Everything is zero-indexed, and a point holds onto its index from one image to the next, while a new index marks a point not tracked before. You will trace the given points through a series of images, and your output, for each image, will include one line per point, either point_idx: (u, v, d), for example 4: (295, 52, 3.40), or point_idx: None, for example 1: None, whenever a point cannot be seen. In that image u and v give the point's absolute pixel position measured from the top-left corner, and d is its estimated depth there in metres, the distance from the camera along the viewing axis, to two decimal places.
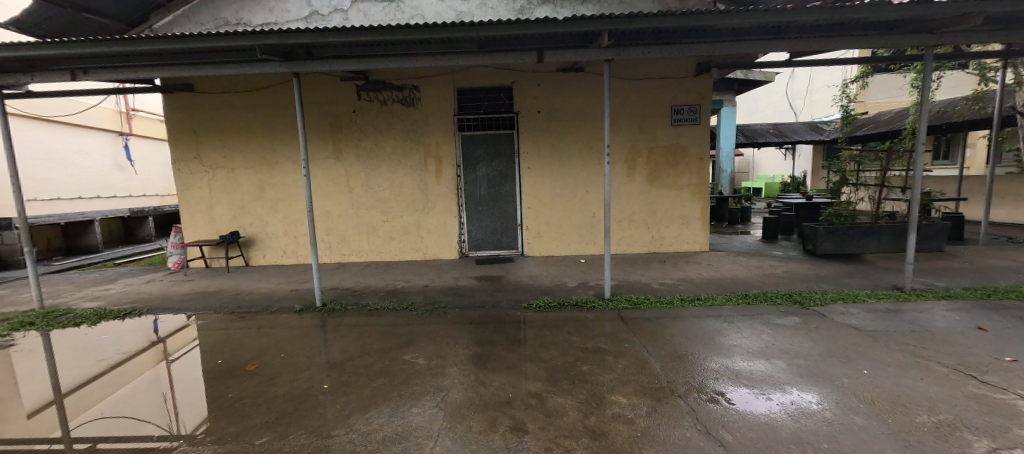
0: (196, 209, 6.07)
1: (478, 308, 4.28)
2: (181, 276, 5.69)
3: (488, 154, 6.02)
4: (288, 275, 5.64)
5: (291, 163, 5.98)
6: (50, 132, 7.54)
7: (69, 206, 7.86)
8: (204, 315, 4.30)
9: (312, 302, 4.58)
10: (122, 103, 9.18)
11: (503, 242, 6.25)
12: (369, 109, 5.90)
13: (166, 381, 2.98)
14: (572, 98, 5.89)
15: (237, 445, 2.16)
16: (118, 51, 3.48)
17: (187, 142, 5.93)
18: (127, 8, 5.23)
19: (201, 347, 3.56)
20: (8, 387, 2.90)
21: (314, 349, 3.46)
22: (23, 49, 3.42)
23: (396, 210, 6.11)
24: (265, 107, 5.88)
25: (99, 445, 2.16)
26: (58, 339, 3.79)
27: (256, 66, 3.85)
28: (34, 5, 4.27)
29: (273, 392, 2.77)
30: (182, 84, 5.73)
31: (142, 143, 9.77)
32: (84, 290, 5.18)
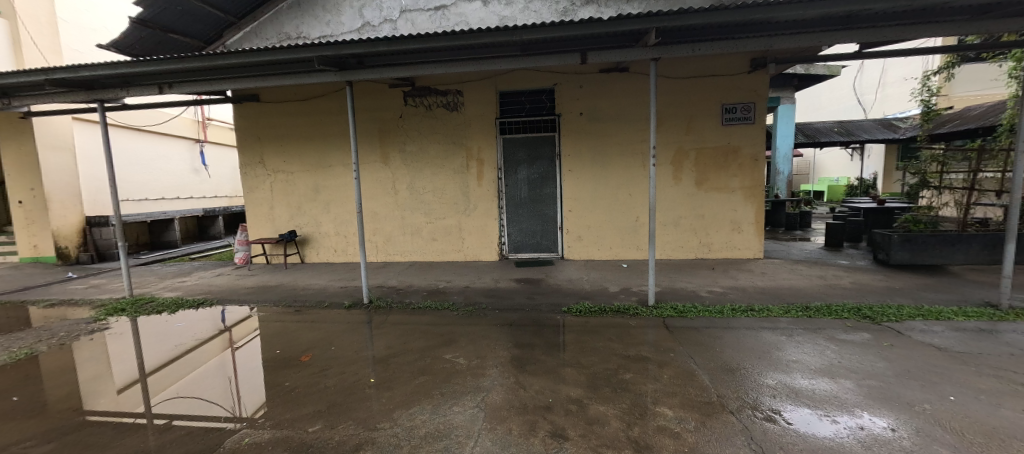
0: (258, 209, 6.58)
1: (517, 311, 4.27)
2: (245, 271, 6.19)
3: (529, 157, 6.03)
4: (339, 272, 5.96)
5: (343, 167, 6.33)
6: (139, 139, 8.49)
7: (153, 205, 8.78)
8: (264, 307, 4.64)
9: (359, 298, 4.80)
10: (199, 113, 10.20)
11: (542, 244, 6.22)
12: (415, 114, 6.12)
13: (230, 366, 3.26)
14: (615, 99, 5.75)
15: (293, 431, 2.31)
16: (197, 67, 3.85)
17: (252, 148, 6.46)
18: (204, 28, 5.81)
19: (261, 337, 3.86)
20: (103, 366, 3.29)
21: (360, 345, 3.62)
22: (120, 67, 3.88)
23: (438, 211, 6.27)
24: (321, 115, 6.27)
25: (175, 422, 2.43)
26: (144, 324, 4.26)
27: (313, 76, 4.08)
28: (130, 28, 4.87)
29: (325, 383, 2.93)
30: (249, 95, 6.24)
31: (215, 149, 10.80)
32: (165, 281, 5.79)
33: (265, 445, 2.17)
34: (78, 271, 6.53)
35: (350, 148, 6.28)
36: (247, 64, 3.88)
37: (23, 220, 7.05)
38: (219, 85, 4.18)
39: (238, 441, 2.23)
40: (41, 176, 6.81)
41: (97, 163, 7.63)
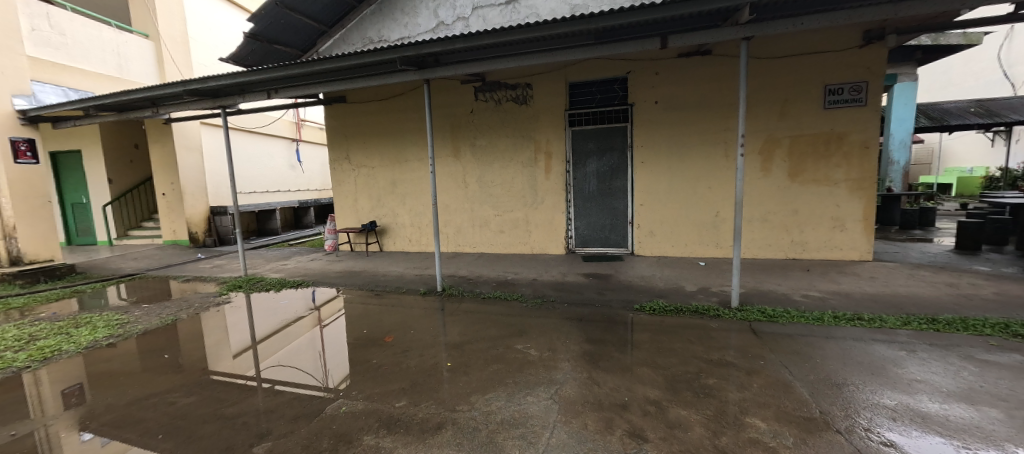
0: (344, 201, 7.22)
1: (588, 306, 4.20)
2: (334, 257, 6.85)
3: (598, 149, 5.87)
4: (414, 261, 6.35)
5: (418, 161, 6.69)
6: (250, 140, 9.74)
7: (261, 197, 10.02)
8: (349, 290, 5.10)
9: (433, 286, 5.07)
10: (295, 115, 11.43)
11: (611, 239, 6.04)
12: (486, 109, 6.26)
13: (319, 341, 3.68)
14: (694, 85, 5.36)
15: (382, 405, 2.51)
16: (297, 73, 4.28)
17: (340, 145, 7.09)
18: (301, 37, 6.49)
19: (345, 316, 4.25)
20: (226, 335, 3.86)
21: (436, 330, 3.81)
22: (237, 77, 4.43)
23: (505, 205, 6.38)
24: (398, 113, 6.68)
25: (278, 387, 2.89)
26: (256, 299, 4.90)
27: (394, 76, 4.34)
28: (244, 43, 5.87)
29: (406, 363, 3.13)
30: (337, 97, 6.84)
31: (308, 147, 12.05)
32: (270, 263, 6.61)
33: (356, 417, 2.39)
34: (205, 253, 7.73)
35: (426, 143, 6.61)
36: (338, 68, 4.23)
37: (168, 208, 8.48)
38: (314, 89, 4.61)
39: (337, 409, 2.52)
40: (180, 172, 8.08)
41: (218, 161, 8.89)
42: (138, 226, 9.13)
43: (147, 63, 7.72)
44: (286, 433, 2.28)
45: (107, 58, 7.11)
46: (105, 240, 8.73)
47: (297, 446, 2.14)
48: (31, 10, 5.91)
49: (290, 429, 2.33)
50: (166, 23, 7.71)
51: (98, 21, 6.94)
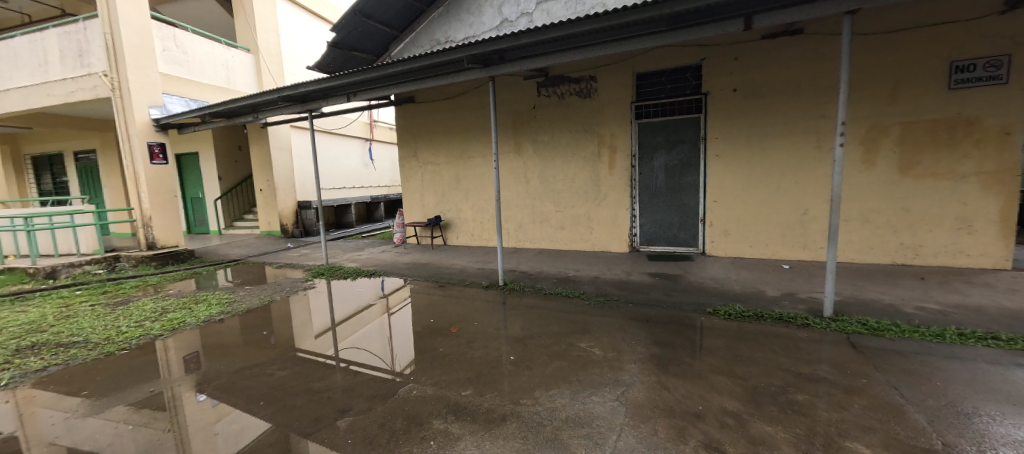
0: (412, 197, 7.64)
1: (655, 307, 4.02)
2: (403, 249, 7.30)
3: (667, 142, 5.57)
4: (476, 255, 6.55)
5: (482, 158, 6.86)
6: (330, 140, 10.68)
7: (340, 193, 10.96)
8: (416, 281, 5.39)
9: (495, 280, 5.18)
10: (368, 116, 12.25)
11: (680, 238, 5.73)
12: (548, 104, 6.24)
13: (387, 328, 3.96)
14: (780, 69, 4.86)
15: (450, 392, 2.62)
16: (373, 76, 4.59)
17: (408, 144, 7.50)
18: (375, 43, 6.97)
19: (411, 305, 4.51)
20: (311, 317, 4.28)
21: (499, 323, 3.88)
22: (322, 83, 4.85)
23: (567, 200, 6.32)
24: (462, 111, 6.89)
25: (351, 366, 3.17)
26: (336, 286, 5.38)
27: (461, 74, 4.48)
28: (327, 54, 6.60)
29: (471, 354, 3.23)
30: (406, 98, 7.24)
31: (378, 146, 12.92)
32: (347, 253, 7.23)
33: (426, 401, 2.51)
34: (294, 242, 8.64)
35: (489, 140, 6.76)
36: (410, 70, 4.46)
37: (265, 202, 9.54)
38: (387, 91, 4.91)
39: (409, 392, 2.68)
40: (274, 170, 9.08)
41: (304, 160, 9.88)
42: (241, 218, 10.46)
43: (249, 74, 8.67)
44: (366, 410, 2.47)
45: (218, 72, 8.08)
46: (216, 230, 10.14)
47: (374, 424, 2.30)
48: (161, 33, 6.93)
49: (368, 406, 2.52)
50: (264, 38, 8.67)
51: (211, 39, 7.92)
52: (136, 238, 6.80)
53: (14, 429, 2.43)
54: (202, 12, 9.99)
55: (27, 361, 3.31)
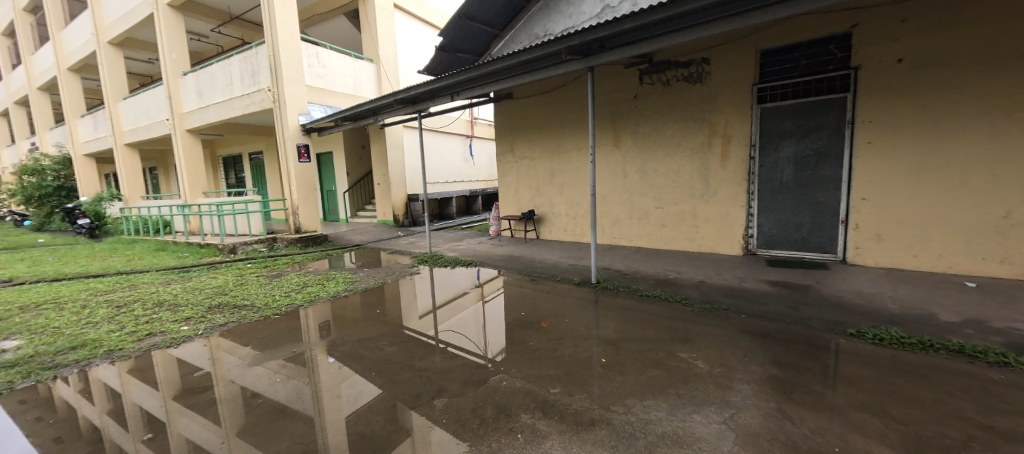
0: (507, 191, 7.92)
1: (776, 321, 3.50)
2: (497, 241, 7.62)
3: (799, 129, 4.81)
4: (569, 250, 6.52)
5: (578, 152, 6.79)
6: (437, 138, 11.68)
7: (444, 186, 11.95)
8: (509, 273, 5.57)
9: (587, 277, 5.09)
10: (470, 114, 13.08)
11: (811, 242, 4.93)
12: (652, 92, 5.89)
13: (482, 316, 4.17)
14: (973, 28, 3.77)
15: (539, 388, 2.64)
16: (477, 75, 4.83)
17: (506, 139, 7.77)
18: (477, 43, 7.33)
19: (504, 296, 4.68)
20: (416, 299, 4.73)
21: (589, 323, 3.79)
22: (431, 84, 5.25)
23: (669, 196, 5.90)
24: (559, 104, 6.87)
25: (448, 349, 3.42)
26: (438, 272, 5.86)
27: (559, 67, 4.45)
28: (436, 57, 7.16)
29: (561, 351, 3.22)
30: (504, 94, 7.48)
31: (478, 142, 13.73)
32: (448, 243, 7.82)
33: (515, 393, 2.59)
34: (403, 231, 9.66)
35: (586, 133, 6.63)
36: (509, 66, 4.58)
37: (382, 195, 10.72)
38: (490, 88, 5.13)
39: (498, 382, 2.77)
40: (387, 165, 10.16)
41: (414, 156, 10.94)
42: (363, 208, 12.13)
43: (371, 81, 9.80)
44: (460, 394, 2.64)
45: (350, 81, 9.30)
46: (343, 218, 11.84)
47: (467, 408, 2.44)
48: (308, 52, 8.23)
49: (461, 390, 2.68)
50: (384, 48, 9.71)
51: (344, 53, 9.10)
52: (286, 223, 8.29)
53: (207, 371, 3.17)
54: (336, 30, 11.67)
55: (217, 317, 4.30)
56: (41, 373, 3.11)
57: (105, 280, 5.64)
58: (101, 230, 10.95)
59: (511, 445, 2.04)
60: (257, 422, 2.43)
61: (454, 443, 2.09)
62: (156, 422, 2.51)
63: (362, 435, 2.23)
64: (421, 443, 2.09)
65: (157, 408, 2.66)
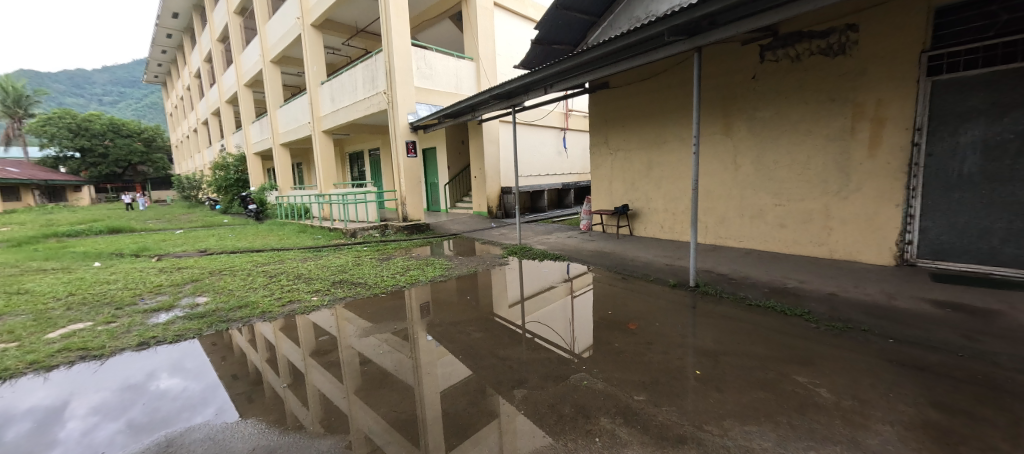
0: (600, 185, 7.73)
1: (941, 352, 2.79)
2: (588, 236, 7.50)
3: (989, 106, 3.80)
4: (665, 249, 6.11)
5: (679, 142, 6.30)
6: (531, 131, 11.91)
7: (536, 179, 12.16)
8: (599, 269, 5.44)
9: (685, 279, 4.71)
10: (564, 106, 13.04)
11: (1004, 254, 3.85)
12: (775, 71, 5.19)
13: (569, 310, 4.14)
14: None
15: (622, 394, 2.51)
16: (572, 65, 4.77)
17: (599, 131, 7.58)
18: (574, 32, 7.23)
19: (592, 293, 4.58)
20: (506, 289, 4.90)
21: (685, 329, 3.49)
22: (527, 77, 5.32)
23: (792, 192, 5.20)
24: (660, 91, 6.44)
25: (535, 340, 3.47)
26: (527, 264, 6.00)
27: (661, 50, 4.14)
28: (533, 50, 7.29)
29: (649, 357, 3.01)
30: (600, 83, 7.27)
31: (571, 135, 13.62)
32: (537, 236, 7.96)
33: (597, 394, 2.51)
34: (496, 223, 10.13)
35: (690, 121, 6.11)
36: (605, 53, 4.42)
37: (478, 187, 11.40)
38: (586, 77, 5.03)
39: (579, 380, 2.72)
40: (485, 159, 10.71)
41: (508, 150, 11.27)
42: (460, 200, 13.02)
43: (471, 79, 10.34)
44: (539, 387, 2.65)
45: (452, 80, 9.92)
46: (443, 209, 12.86)
47: (545, 403, 2.44)
48: (418, 56, 9.02)
49: (541, 384, 2.69)
50: (483, 46, 10.17)
51: (447, 54, 9.74)
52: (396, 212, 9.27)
53: (331, 336, 3.73)
54: (441, 34, 12.60)
55: (341, 290, 5.05)
56: (221, 325, 4.01)
57: (264, 254, 7.05)
58: (264, 214, 13.80)
59: (588, 447, 2.00)
60: (365, 386, 2.78)
61: (534, 434, 2.11)
62: (297, 372, 3.06)
63: (447, 413, 2.38)
64: (507, 430, 2.16)
65: (298, 360, 3.25)
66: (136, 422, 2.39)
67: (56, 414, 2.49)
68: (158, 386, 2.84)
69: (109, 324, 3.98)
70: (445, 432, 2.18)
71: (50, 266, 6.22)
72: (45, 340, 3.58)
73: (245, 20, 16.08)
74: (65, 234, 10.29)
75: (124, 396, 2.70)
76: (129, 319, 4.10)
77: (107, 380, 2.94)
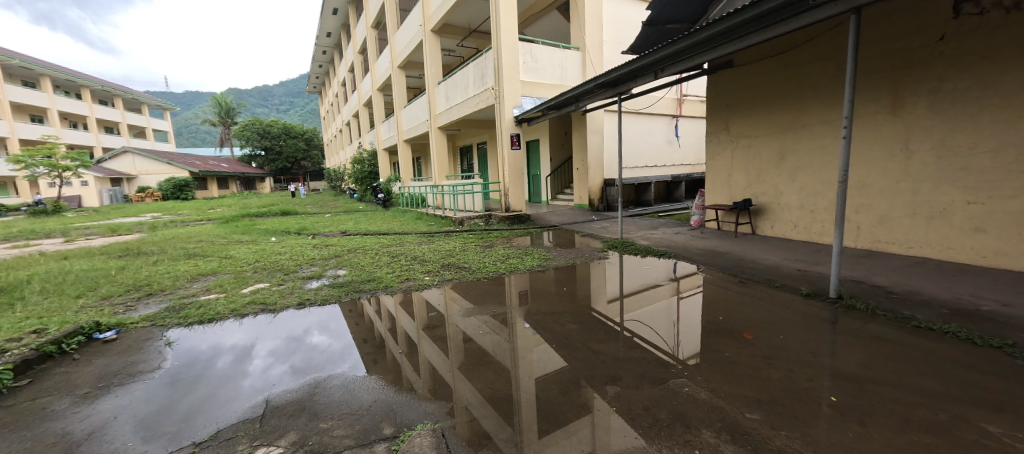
0: (718, 177, 7.09)
1: None
2: (699, 233, 6.90)
3: None
4: (798, 251, 5.29)
5: (822, 126, 5.37)
6: (638, 120, 11.30)
7: (642, 171, 11.57)
8: (711, 270, 4.95)
9: (823, 289, 3.99)
10: (678, 91, 12.02)
11: None
12: (979, 27, 4.01)
13: (675, 312, 3.85)
14: None
15: (731, 408, 2.22)
16: (688, 44, 4.36)
17: (719, 116, 6.95)
18: (694, 8, 6.58)
19: (702, 296, 4.18)
20: (605, 284, 4.79)
21: (820, 347, 2.94)
22: (635, 63, 5.05)
23: (995, 186, 4.01)
24: (800, 66, 5.55)
25: (633, 339, 3.32)
26: (629, 260, 5.78)
27: (802, 18, 3.45)
28: (645, 33, 6.88)
29: (768, 371, 2.61)
30: (724, 62, 6.60)
31: (685, 122, 12.50)
32: (641, 230, 7.61)
33: (700, 403, 2.29)
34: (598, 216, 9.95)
35: (840, 100, 5.12)
36: (728, 28, 3.92)
37: (580, 179, 11.33)
38: (703, 57, 4.54)
39: (679, 386, 2.51)
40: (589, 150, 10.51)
41: (613, 140, 10.81)
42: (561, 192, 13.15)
43: (576, 68, 10.22)
44: (635, 386, 2.54)
45: (556, 72, 9.93)
46: (545, 200, 13.16)
47: (640, 404, 2.32)
48: (525, 51, 9.27)
49: (636, 383, 2.57)
50: (590, 33, 9.95)
51: (553, 45, 9.78)
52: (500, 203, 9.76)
53: (439, 313, 4.14)
54: (546, 25, 12.66)
55: (448, 272, 5.56)
56: (355, 294, 4.77)
57: (388, 237, 8.15)
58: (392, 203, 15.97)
59: None
60: (467, 362, 3.03)
61: (627, 434, 2.03)
62: (411, 342, 3.47)
63: (540, 397, 2.45)
64: (598, 425, 2.13)
65: (412, 332, 3.68)
66: (297, 366, 3.00)
67: (248, 351, 3.29)
68: (314, 340, 3.52)
69: (280, 285, 5.07)
70: (536, 416, 2.24)
71: (245, 239, 8.21)
72: (241, 293, 4.75)
73: (379, 32, 18.52)
74: (254, 214, 13.45)
75: (289, 345, 3.42)
76: (292, 283, 5.16)
77: (279, 331, 3.76)
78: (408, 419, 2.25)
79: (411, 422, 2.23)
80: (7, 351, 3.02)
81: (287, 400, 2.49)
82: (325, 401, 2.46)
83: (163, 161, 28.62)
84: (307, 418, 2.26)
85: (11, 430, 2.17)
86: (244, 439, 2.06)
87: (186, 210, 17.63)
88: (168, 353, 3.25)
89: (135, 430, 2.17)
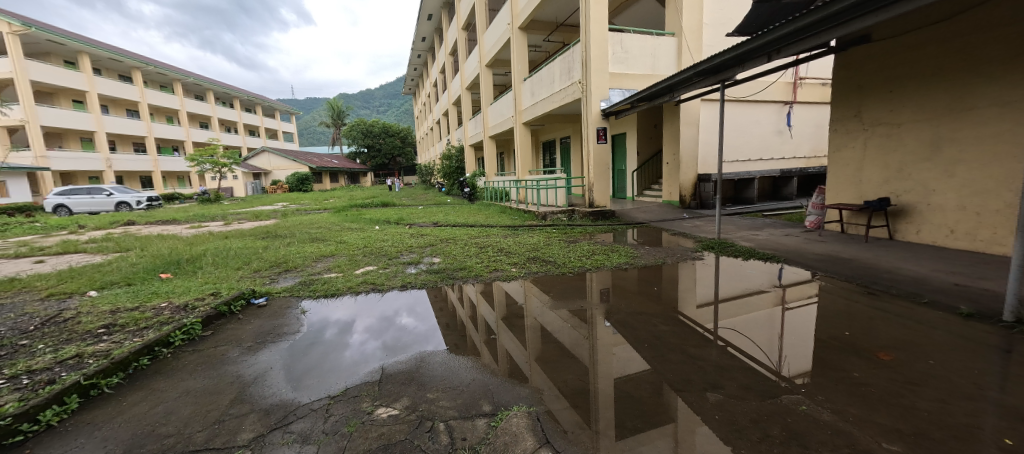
0: (845, 172, 6.14)
1: None
2: (815, 236, 6.07)
3: None
4: (955, 262, 4.37)
5: (998, 108, 4.35)
6: (741, 109, 10.24)
7: (744, 165, 10.48)
8: (830, 279, 4.33)
9: (994, 310, 3.24)
10: (793, 75, 10.62)
11: None
12: None
13: (779, 323, 3.46)
14: None
15: (862, 434, 1.94)
16: (810, 22, 3.82)
17: (848, 101, 6.02)
18: None
19: (818, 307, 3.67)
20: (697, 287, 4.48)
21: (989, 378, 2.39)
22: (744, 46, 4.58)
23: None
24: (968, 36, 4.54)
25: (728, 348, 3.05)
26: (728, 262, 5.32)
27: None
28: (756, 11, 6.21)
29: (912, 400, 2.21)
30: (859, 37, 5.67)
31: (801, 109, 10.97)
32: (742, 231, 6.94)
33: (820, 424, 2.03)
34: (690, 213, 9.28)
35: None
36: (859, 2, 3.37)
37: (670, 174, 10.66)
38: (832, 34, 3.93)
39: (795, 403, 2.26)
40: (680, 143, 9.81)
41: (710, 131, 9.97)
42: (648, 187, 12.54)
43: (670, 56, 9.56)
44: (738, 396, 2.35)
45: (647, 61, 9.41)
46: (630, 196, 12.69)
47: (746, 416, 2.14)
48: (614, 41, 8.95)
49: (741, 394, 2.38)
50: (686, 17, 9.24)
51: (646, 33, 9.28)
52: (583, 198, 9.65)
53: (521, 304, 4.27)
54: (636, 12, 12.07)
55: (534, 265, 5.69)
56: (448, 280, 5.15)
57: (474, 228, 8.62)
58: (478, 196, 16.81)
59: None
60: (551, 353, 3.09)
61: (733, 445, 1.90)
62: (492, 331, 3.64)
63: (632, 394, 2.41)
64: (695, 430, 2.03)
65: (492, 322, 3.84)
66: (390, 343, 3.32)
67: (350, 326, 3.74)
68: (407, 321, 3.88)
69: (385, 268, 5.69)
70: (627, 412, 2.21)
71: (354, 226, 9.37)
72: (355, 273, 5.46)
73: (468, 34, 19.46)
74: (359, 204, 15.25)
75: (383, 323, 3.81)
76: (395, 267, 5.75)
77: (378, 310, 4.22)
78: (504, 399, 2.37)
79: (508, 402, 2.34)
80: (197, 307, 3.88)
81: (398, 369, 2.80)
82: (430, 374, 2.72)
83: (291, 158, 33.71)
84: (416, 387, 2.52)
85: (205, 368, 2.79)
86: (368, 398, 2.37)
87: (307, 200, 20.72)
88: (302, 320, 3.87)
89: (286, 379, 2.63)
